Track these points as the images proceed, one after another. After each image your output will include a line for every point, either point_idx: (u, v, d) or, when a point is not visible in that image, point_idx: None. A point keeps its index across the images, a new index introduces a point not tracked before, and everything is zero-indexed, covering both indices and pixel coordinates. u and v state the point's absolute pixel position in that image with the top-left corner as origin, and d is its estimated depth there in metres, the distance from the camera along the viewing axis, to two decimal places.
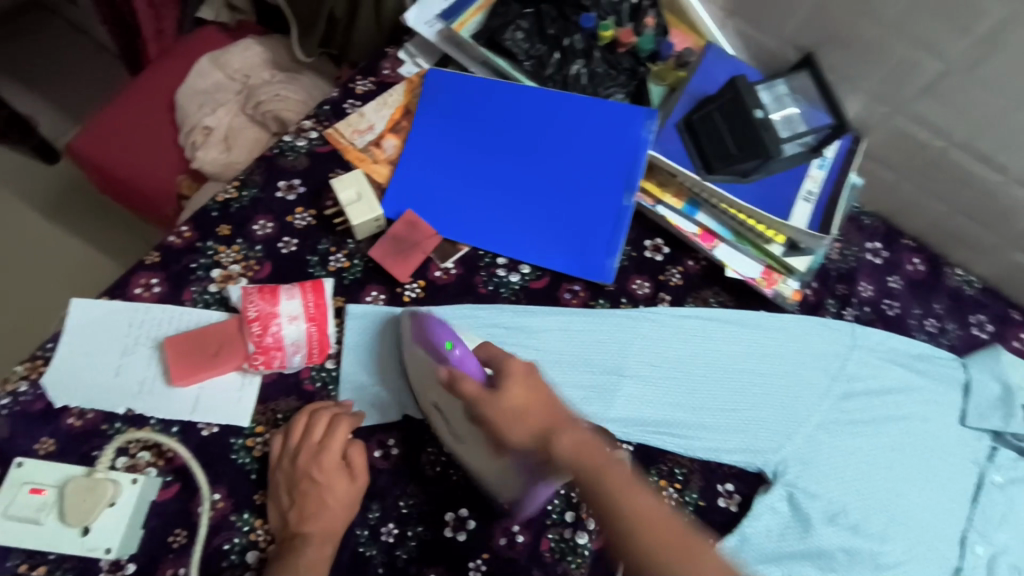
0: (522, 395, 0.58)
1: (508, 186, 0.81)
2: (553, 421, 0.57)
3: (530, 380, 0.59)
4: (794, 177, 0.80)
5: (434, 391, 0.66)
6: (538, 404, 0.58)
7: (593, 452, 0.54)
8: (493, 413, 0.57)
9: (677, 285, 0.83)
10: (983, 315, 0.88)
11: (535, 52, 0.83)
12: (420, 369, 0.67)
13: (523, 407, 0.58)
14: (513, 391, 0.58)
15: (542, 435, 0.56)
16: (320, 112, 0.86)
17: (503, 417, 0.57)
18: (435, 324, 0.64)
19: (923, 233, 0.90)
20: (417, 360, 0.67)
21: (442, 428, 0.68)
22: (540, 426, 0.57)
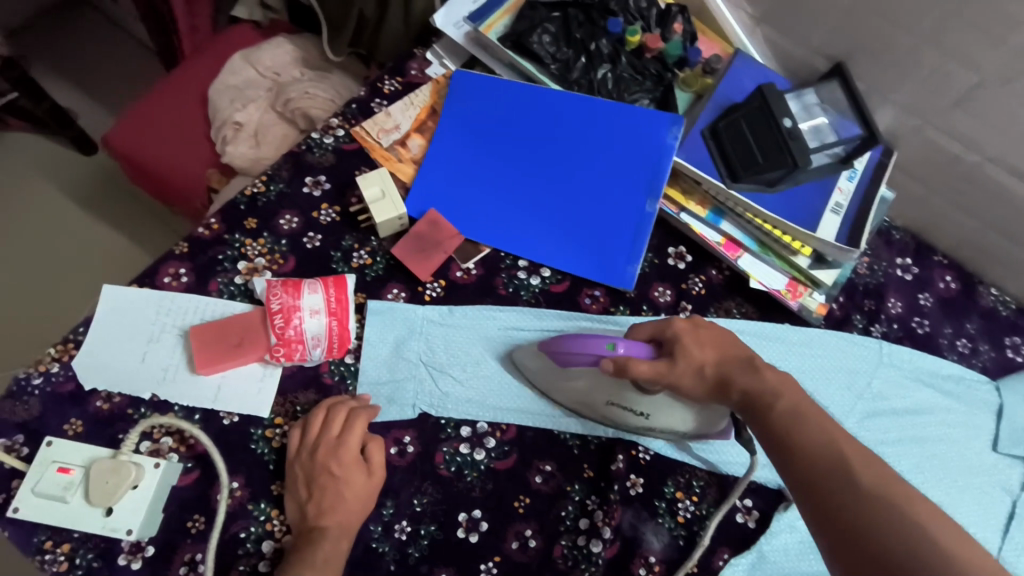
0: (700, 350, 0.63)
1: (534, 190, 0.81)
2: (729, 363, 0.62)
3: (696, 332, 0.64)
4: (822, 188, 0.79)
5: (601, 398, 0.70)
6: (709, 347, 0.63)
7: (776, 389, 0.59)
8: (675, 375, 0.62)
9: (699, 294, 0.82)
10: (1018, 337, 0.85)
11: (561, 56, 0.83)
12: (572, 392, 0.71)
13: (705, 359, 0.63)
14: (698, 342, 0.63)
15: (720, 374, 0.62)
16: (348, 110, 0.87)
17: (683, 368, 0.62)
18: (579, 338, 0.64)
19: (957, 250, 0.88)
20: (571, 387, 0.71)
21: (622, 418, 0.71)
22: (719, 370, 0.62)
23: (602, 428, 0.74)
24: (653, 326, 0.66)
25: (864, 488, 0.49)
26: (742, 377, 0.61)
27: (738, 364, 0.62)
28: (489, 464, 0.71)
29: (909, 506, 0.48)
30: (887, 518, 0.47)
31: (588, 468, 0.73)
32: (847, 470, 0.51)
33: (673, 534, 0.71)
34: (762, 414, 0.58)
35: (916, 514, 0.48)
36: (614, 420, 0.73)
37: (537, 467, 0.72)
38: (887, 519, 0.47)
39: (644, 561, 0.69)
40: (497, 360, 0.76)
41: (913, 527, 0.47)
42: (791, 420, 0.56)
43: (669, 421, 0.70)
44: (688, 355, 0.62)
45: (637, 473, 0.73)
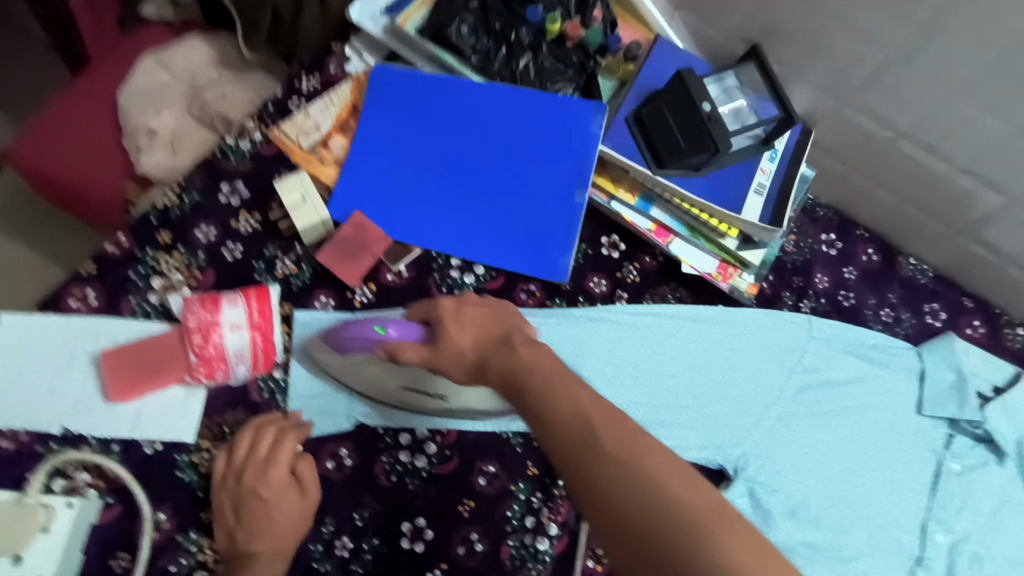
0: (464, 334, 0.56)
1: (463, 187, 0.80)
2: (487, 345, 0.54)
3: (462, 316, 0.57)
4: (746, 170, 0.80)
5: (390, 380, 0.70)
6: (473, 326, 0.56)
7: (545, 364, 0.49)
8: (439, 361, 0.56)
9: (634, 282, 0.83)
10: (936, 303, 0.89)
11: (482, 47, 0.81)
12: (363, 376, 0.70)
13: (464, 343, 0.55)
14: (459, 323, 0.57)
15: (478, 358, 0.54)
16: (264, 112, 0.84)
17: (445, 355, 0.56)
18: (361, 324, 0.66)
19: (877, 223, 0.91)
20: (358, 369, 0.70)
21: (417, 405, 0.70)
22: (479, 354, 0.54)
23: (404, 420, 0.71)
24: (422, 307, 0.60)
25: (619, 461, 0.41)
26: (502, 360, 0.51)
27: (497, 347, 0.53)
28: (430, 470, 0.70)
29: (669, 484, 0.39)
30: (645, 496, 0.39)
31: (531, 466, 0.72)
32: (596, 448, 0.42)
33: None
34: (521, 388, 0.48)
35: (670, 493, 0.39)
36: (409, 409, 0.71)
37: (480, 469, 0.71)
38: (635, 490, 0.39)
39: (592, 554, 0.70)
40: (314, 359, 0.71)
41: (665, 502, 0.38)
42: (547, 390, 0.46)
43: (465, 401, 0.70)
44: (445, 339, 0.56)
45: None
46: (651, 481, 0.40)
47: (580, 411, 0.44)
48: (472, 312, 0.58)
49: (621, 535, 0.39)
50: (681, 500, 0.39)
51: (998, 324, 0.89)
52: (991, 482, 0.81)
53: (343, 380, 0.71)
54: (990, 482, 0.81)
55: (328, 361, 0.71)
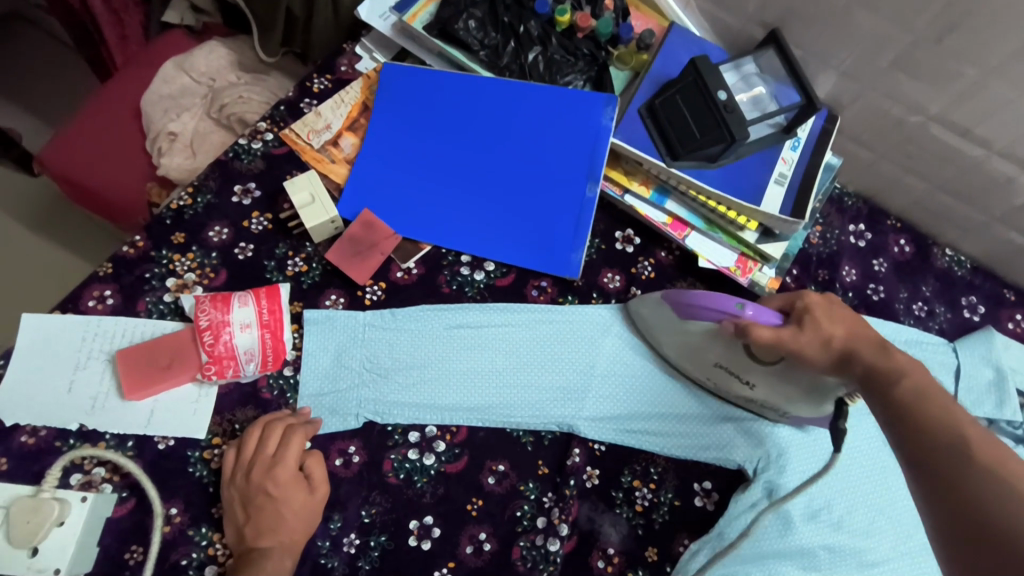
0: (839, 328, 0.57)
1: (470, 181, 0.79)
2: (862, 343, 0.56)
3: (832, 312, 0.58)
4: (765, 161, 0.77)
5: (711, 354, 0.69)
6: (838, 318, 0.58)
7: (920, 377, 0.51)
8: (796, 344, 0.58)
9: (648, 278, 0.80)
10: (974, 296, 0.84)
11: (489, 41, 0.80)
12: (688, 346, 0.70)
13: (834, 333, 0.57)
14: (829, 322, 0.58)
15: (846, 350, 0.56)
16: (275, 113, 0.85)
17: (805, 338, 0.57)
18: (710, 294, 0.66)
19: (909, 213, 0.86)
20: (687, 336, 0.70)
21: (732, 382, 0.69)
22: (847, 347, 0.56)
23: (452, 418, 0.71)
24: (787, 297, 0.61)
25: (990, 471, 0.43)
26: (872, 356, 0.54)
27: (864, 343, 0.56)
28: (438, 468, 0.69)
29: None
30: (1018, 506, 0.41)
31: (542, 465, 0.71)
32: (966, 453, 0.44)
33: (632, 524, 0.69)
34: (882, 389, 0.52)
35: None
36: (725, 386, 0.71)
37: (490, 468, 0.70)
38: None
39: (602, 553, 0.68)
40: (355, 357, 0.73)
41: None
42: (919, 399, 0.49)
43: (762, 394, 0.68)
44: (809, 325, 0.58)
45: (593, 465, 0.71)
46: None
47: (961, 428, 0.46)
48: (835, 318, 0.58)
49: (973, 530, 0.41)
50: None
51: None
52: None
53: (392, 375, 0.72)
54: None
55: (652, 321, 0.74)
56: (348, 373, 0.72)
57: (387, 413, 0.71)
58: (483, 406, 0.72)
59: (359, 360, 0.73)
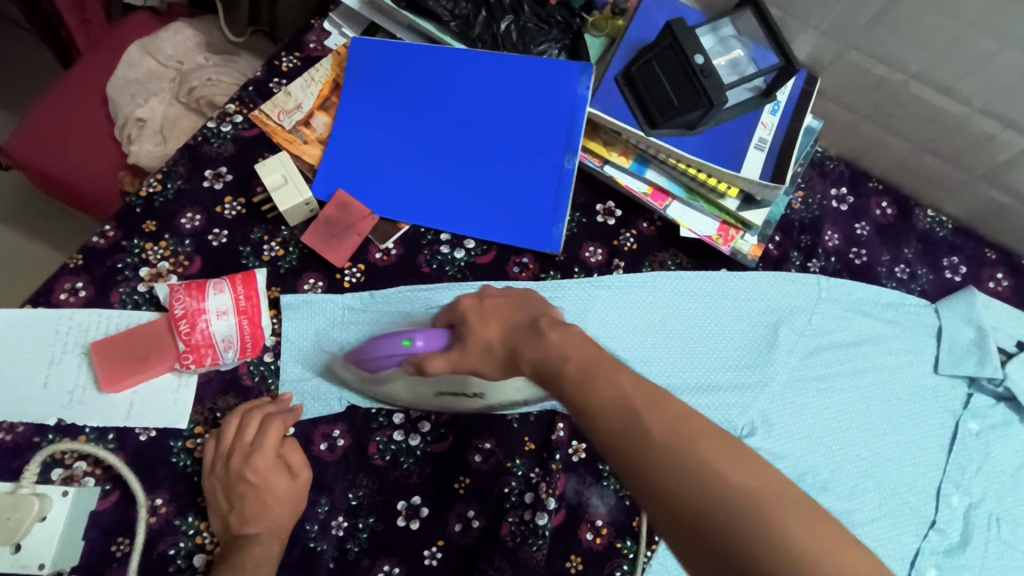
0: (493, 330, 0.52)
1: (447, 158, 0.77)
2: (515, 335, 0.51)
3: (484, 310, 0.54)
4: (745, 126, 0.76)
5: (424, 389, 0.65)
6: (494, 318, 0.53)
7: (579, 354, 0.46)
8: (467, 363, 0.53)
9: (631, 250, 0.80)
10: (956, 257, 0.84)
11: (460, 11, 0.77)
12: (394, 391, 0.66)
13: (491, 336, 0.52)
14: (483, 326, 0.53)
15: (508, 350, 0.51)
16: (244, 94, 0.82)
17: (468, 354, 0.53)
18: (378, 345, 0.61)
19: (891, 174, 0.86)
20: (393, 386, 0.65)
21: (453, 402, 0.68)
22: (508, 345, 0.51)
23: None
24: (449, 311, 0.58)
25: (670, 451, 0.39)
26: (528, 347, 0.48)
27: (520, 338, 0.50)
28: (425, 449, 0.69)
29: (720, 466, 0.38)
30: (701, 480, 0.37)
31: (528, 441, 0.71)
32: (648, 438, 0.40)
33: (619, 495, 0.70)
34: (558, 385, 0.45)
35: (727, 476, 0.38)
36: (455, 407, 0.68)
37: (476, 446, 0.70)
38: (699, 476, 0.38)
39: (591, 525, 0.68)
40: (337, 343, 0.72)
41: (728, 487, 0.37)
42: (587, 382, 0.43)
43: (500, 396, 0.66)
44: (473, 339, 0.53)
45: (580, 440, 0.71)
46: (706, 468, 0.38)
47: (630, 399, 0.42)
48: (501, 314, 0.54)
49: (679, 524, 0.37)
50: (741, 484, 0.37)
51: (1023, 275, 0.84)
52: (1006, 443, 0.76)
53: None
54: (1011, 441, 0.76)
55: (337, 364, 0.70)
56: (332, 358, 0.72)
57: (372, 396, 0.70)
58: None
59: (342, 345, 0.72)
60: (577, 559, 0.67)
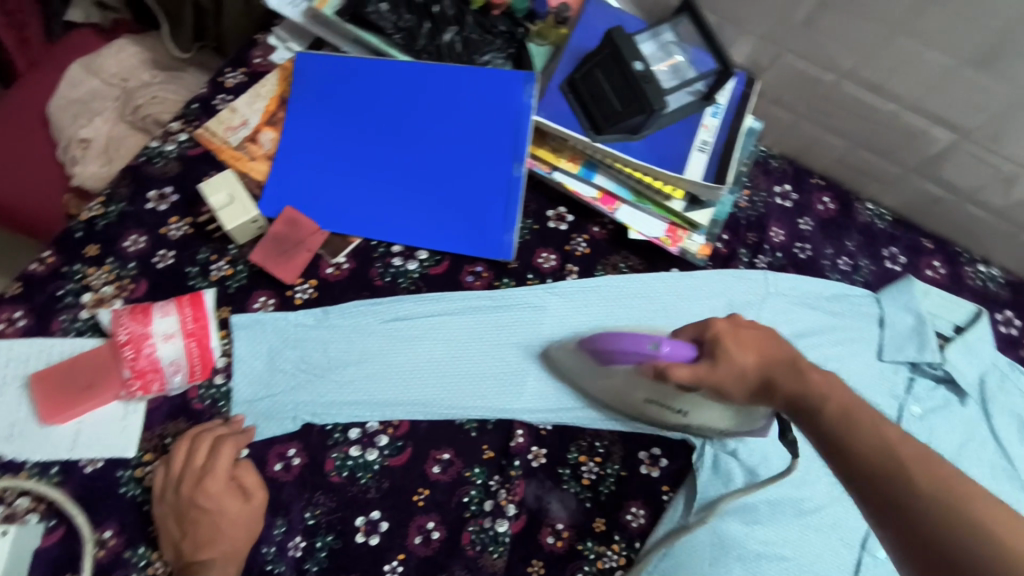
0: (747, 352, 0.55)
1: (395, 171, 0.77)
2: (773, 366, 0.53)
3: (741, 333, 0.56)
4: (687, 129, 0.77)
5: (637, 391, 0.68)
6: (750, 345, 0.55)
7: (827, 391, 0.49)
8: (714, 379, 0.55)
9: (583, 254, 0.80)
10: (895, 248, 0.87)
11: (404, 23, 0.77)
12: (617, 392, 0.70)
13: (747, 364, 0.54)
14: (737, 351, 0.55)
15: (762, 376, 0.53)
16: (189, 112, 0.81)
17: (720, 375, 0.55)
18: (622, 338, 0.63)
19: (831, 170, 0.89)
20: (614, 384, 0.70)
21: (658, 412, 0.70)
22: (764, 375, 0.53)
23: (394, 412, 0.71)
24: (698, 326, 0.59)
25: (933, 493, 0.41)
26: (789, 380, 0.52)
27: (781, 368, 0.53)
28: (383, 463, 0.69)
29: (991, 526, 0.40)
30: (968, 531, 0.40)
31: (487, 449, 0.71)
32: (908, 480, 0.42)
33: (580, 498, 0.71)
34: (806, 412, 0.50)
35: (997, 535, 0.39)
36: (659, 417, 0.70)
37: (434, 457, 0.70)
38: (953, 525, 0.40)
39: (552, 530, 0.69)
40: (290, 361, 0.71)
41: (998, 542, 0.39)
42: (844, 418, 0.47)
43: (700, 418, 0.68)
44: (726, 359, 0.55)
45: (539, 445, 0.72)
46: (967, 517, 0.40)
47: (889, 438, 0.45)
48: (756, 337, 0.56)
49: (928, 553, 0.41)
50: (1007, 541, 0.39)
51: (958, 262, 0.87)
52: (947, 425, 0.79)
53: (331, 376, 0.71)
54: (952, 422, 0.79)
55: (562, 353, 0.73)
56: (286, 376, 0.71)
57: (326, 415, 0.70)
58: (425, 400, 0.72)
59: (296, 363, 0.72)
60: (539, 564, 0.67)
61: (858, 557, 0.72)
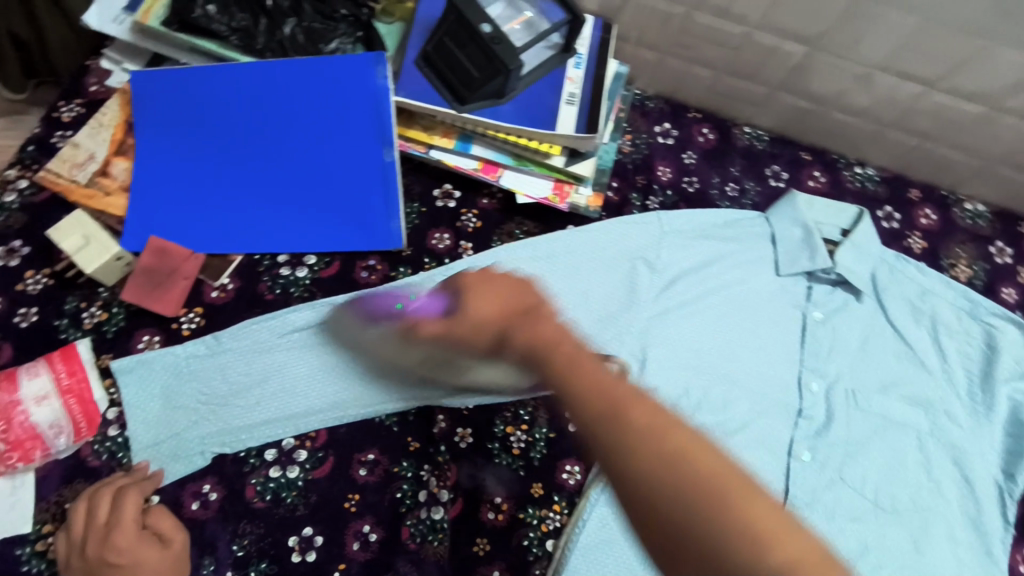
0: (486, 303, 0.48)
1: (263, 179, 0.74)
2: (515, 317, 0.46)
3: (487, 286, 0.49)
4: (552, 84, 0.76)
5: (410, 352, 0.66)
6: (500, 300, 0.48)
7: (555, 344, 0.43)
8: (460, 333, 0.50)
9: (474, 229, 0.80)
10: (777, 165, 0.90)
11: (238, 23, 0.73)
12: (379, 344, 0.69)
13: (490, 314, 0.48)
14: (484, 294, 0.49)
15: (499, 329, 0.47)
16: (25, 155, 0.75)
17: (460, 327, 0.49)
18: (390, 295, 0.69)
19: (706, 102, 0.90)
20: (379, 339, 0.69)
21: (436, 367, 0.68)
22: (502, 329, 0.47)
23: (307, 424, 0.69)
24: (450, 280, 0.55)
25: (647, 440, 0.37)
26: (525, 329, 0.45)
27: (524, 318, 0.46)
28: (306, 478, 0.67)
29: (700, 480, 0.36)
30: (669, 479, 0.36)
31: (412, 441, 0.70)
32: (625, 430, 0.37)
33: (513, 468, 0.70)
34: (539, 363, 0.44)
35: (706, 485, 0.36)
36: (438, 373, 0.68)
37: (359, 460, 0.68)
38: (659, 479, 0.36)
39: (491, 504, 0.69)
40: (187, 396, 0.68)
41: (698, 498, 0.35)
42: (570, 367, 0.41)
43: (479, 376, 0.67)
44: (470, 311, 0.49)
45: (463, 425, 0.71)
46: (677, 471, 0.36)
47: (610, 391, 0.39)
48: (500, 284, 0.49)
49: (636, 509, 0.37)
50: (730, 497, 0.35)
51: (837, 168, 0.91)
52: (846, 324, 0.82)
53: (235, 403, 0.68)
54: (854, 318, 0.83)
55: (348, 324, 0.71)
56: (185, 412, 0.67)
57: (238, 441, 0.67)
58: (337, 402, 0.70)
59: (193, 397, 0.68)
60: (484, 541, 0.67)
61: (785, 464, 0.76)
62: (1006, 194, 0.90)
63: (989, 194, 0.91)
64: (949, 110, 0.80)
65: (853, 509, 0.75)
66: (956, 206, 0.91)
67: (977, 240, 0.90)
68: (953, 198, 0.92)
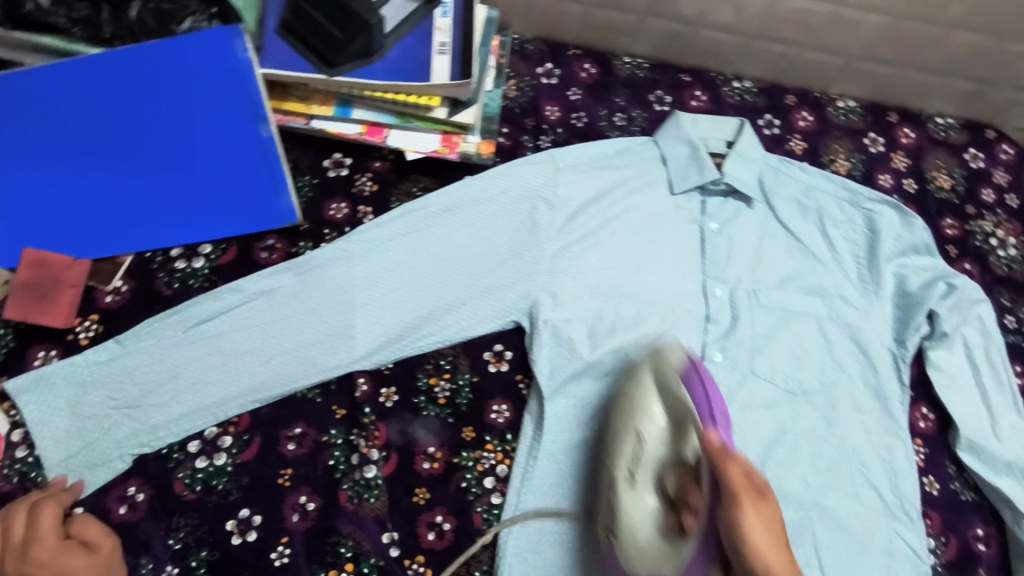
0: (760, 534, 0.58)
1: (141, 173, 0.71)
2: (741, 499, 0.59)
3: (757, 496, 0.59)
4: (421, 37, 0.75)
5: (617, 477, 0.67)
6: (749, 489, 0.59)
7: (749, 506, 0.58)
8: (728, 471, 0.59)
9: (371, 192, 0.81)
10: (659, 90, 0.93)
11: (79, 13, 0.68)
12: (616, 468, 0.67)
13: (740, 475, 0.59)
14: (761, 510, 0.59)
15: (738, 499, 0.59)
16: None
17: (732, 497, 0.59)
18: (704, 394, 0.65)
19: (583, 37, 0.91)
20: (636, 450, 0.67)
21: (644, 492, 0.65)
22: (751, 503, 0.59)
23: (228, 413, 0.69)
24: (731, 454, 0.60)
25: None
26: (749, 521, 0.58)
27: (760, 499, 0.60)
28: (234, 462, 0.69)
29: None
30: None
31: (338, 409, 0.72)
32: None
33: (442, 417, 0.74)
34: (735, 529, 0.58)
35: None
36: (623, 513, 0.65)
37: (286, 435, 0.70)
38: None
39: (425, 455, 0.72)
40: (95, 406, 0.66)
41: None
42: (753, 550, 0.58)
43: (645, 519, 0.65)
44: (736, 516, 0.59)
45: (386, 386, 0.74)
46: None
47: None
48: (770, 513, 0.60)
49: None
50: None
51: (716, 85, 0.94)
52: (742, 230, 0.86)
53: (150, 403, 0.67)
54: (747, 224, 0.87)
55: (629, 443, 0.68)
56: (97, 420, 0.66)
57: (158, 437, 0.67)
58: (257, 385, 0.70)
59: (103, 405, 0.66)
60: (422, 491, 0.70)
61: None
62: (872, 87, 0.96)
63: (858, 90, 0.96)
64: (806, 12, 0.84)
65: (766, 398, 0.80)
66: (830, 105, 0.97)
67: (852, 133, 0.96)
68: (826, 98, 0.97)
